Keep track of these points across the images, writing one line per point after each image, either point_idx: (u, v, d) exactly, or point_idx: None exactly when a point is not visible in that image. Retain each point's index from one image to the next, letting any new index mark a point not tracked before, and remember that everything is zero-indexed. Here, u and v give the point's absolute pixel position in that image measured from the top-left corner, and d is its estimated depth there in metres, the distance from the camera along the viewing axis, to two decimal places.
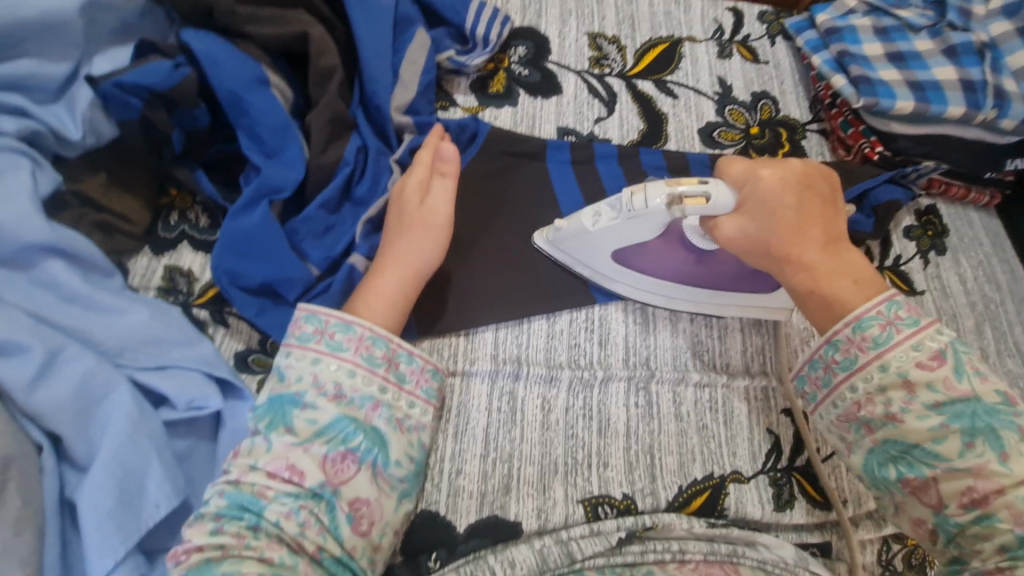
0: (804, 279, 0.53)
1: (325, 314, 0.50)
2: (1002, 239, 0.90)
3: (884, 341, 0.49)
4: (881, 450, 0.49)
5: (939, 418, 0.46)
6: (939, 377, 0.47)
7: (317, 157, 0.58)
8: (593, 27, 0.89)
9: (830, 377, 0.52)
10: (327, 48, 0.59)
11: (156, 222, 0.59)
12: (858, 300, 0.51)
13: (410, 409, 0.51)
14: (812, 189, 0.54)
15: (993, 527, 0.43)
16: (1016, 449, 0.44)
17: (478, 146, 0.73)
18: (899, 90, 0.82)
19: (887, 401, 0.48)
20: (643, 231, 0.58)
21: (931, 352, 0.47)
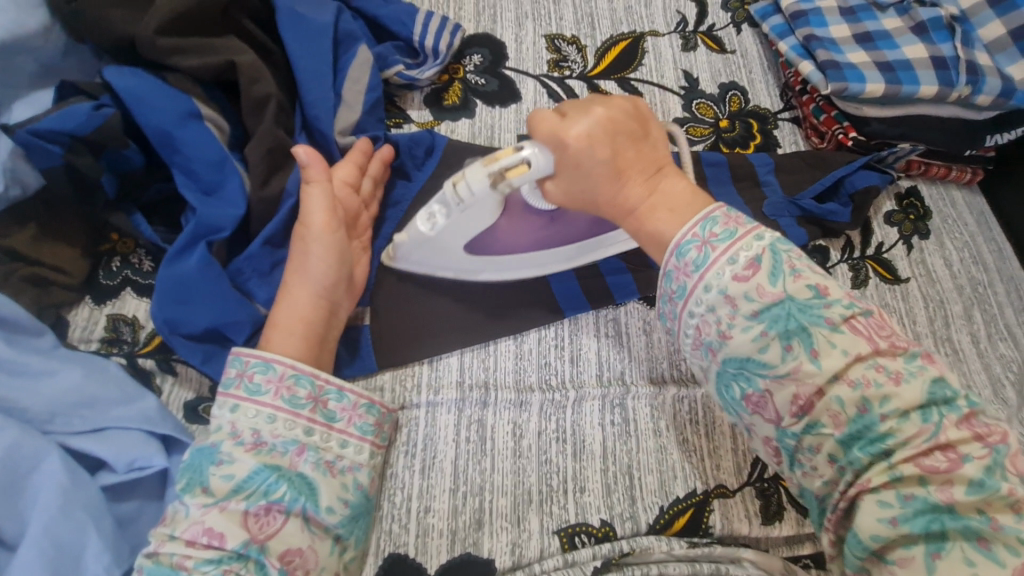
0: (631, 219, 0.51)
1: (244, 355, 0.49)
2: (988, 217, 0.88)
3: (704, 263, 0.45)
4: (722, 372, 0.45)
5: (759, 326, 0.43)
6: (753, 286, 0.44)
7: (258, 191, 0.55)
8: (551, 28, 0.87)
9: (674, 307, 0.47)
10: (261, 75, 0.56)
11: (97, 270, 0.56)
12: (673, 229, 0.48)
13: (343, 449, 0.50)
14: (621, 130, 0.50)
15: (821, 434, 0.42)
16: (827, 343, 0.42)
17: (436, 160, 0.68)
18: (868, 72, 0.78)
19: (716, 320, 0.44)
20: (482, 217, 0.55)
21: (745, 262, 0.44)
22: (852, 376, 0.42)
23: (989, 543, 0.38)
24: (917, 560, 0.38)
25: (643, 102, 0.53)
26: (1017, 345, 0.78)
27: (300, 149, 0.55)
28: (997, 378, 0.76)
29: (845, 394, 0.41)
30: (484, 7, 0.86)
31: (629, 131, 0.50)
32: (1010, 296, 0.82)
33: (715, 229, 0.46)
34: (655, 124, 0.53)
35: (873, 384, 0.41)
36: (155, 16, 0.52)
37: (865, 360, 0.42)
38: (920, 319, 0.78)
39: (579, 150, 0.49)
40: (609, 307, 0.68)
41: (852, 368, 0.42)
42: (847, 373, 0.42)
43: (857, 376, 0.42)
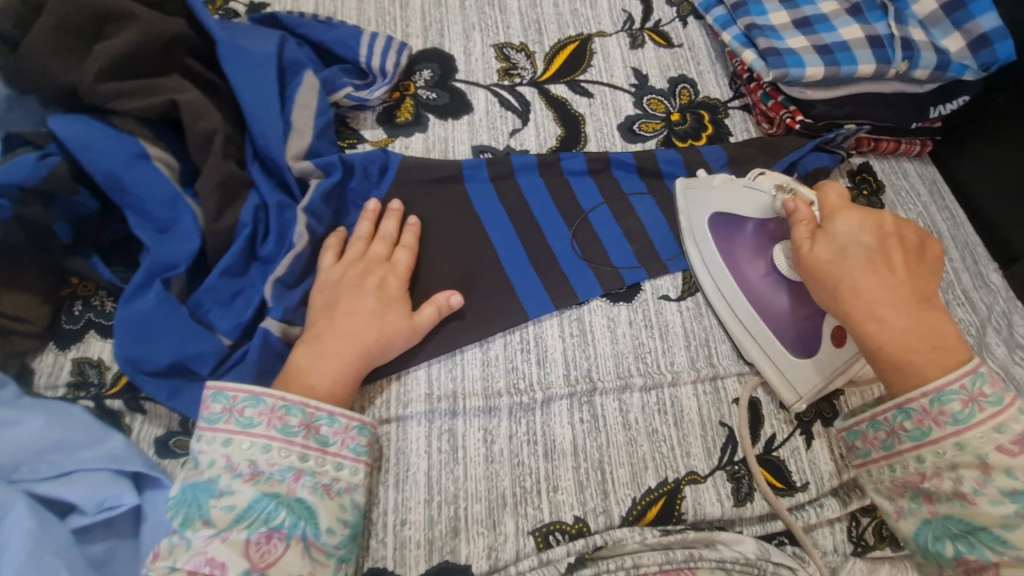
0: (873, 323, 0.55)
1: (231, 391, 0.51)
2: (939, 183, 0.93)
3: (964, 419, 0.51)
4: (943, 522, 0.52)
5: (1012, 504, 0.48)
6: (1016, 464, 0.49)
7: (212, 224, 0.56)
8: (498, 38, 0.88)
9: (897, 443, 0.55)
10: (204, 111, 0.57)
11: (60, 315, 0.57)
12: (934, 371, 0.53)
13: (338, 472, 0.53)
14: (901, 242, 0.58)
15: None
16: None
17: (390, 178, 0.71)
18: (807, 56, 0.79)
19: (956, 478, 0.51)
20: (749, 207, 0.67)
21: (1011, 436, 0.50)
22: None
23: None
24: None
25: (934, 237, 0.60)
26: (974, 309, 0.81)
27: (459, 297, 0.64)
28: None
29: None
30: (431, 21, 0.87)
31: (907, 248, 0.58)
32: (966, 262, 0.86)
33: (982, 389, 0.51)
34: (932, 258, 0.59)
35: None
36: (95, 63, 0.53)
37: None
38: None
39: (851, 238, 0.58)
40: (574, 307, 0.69)
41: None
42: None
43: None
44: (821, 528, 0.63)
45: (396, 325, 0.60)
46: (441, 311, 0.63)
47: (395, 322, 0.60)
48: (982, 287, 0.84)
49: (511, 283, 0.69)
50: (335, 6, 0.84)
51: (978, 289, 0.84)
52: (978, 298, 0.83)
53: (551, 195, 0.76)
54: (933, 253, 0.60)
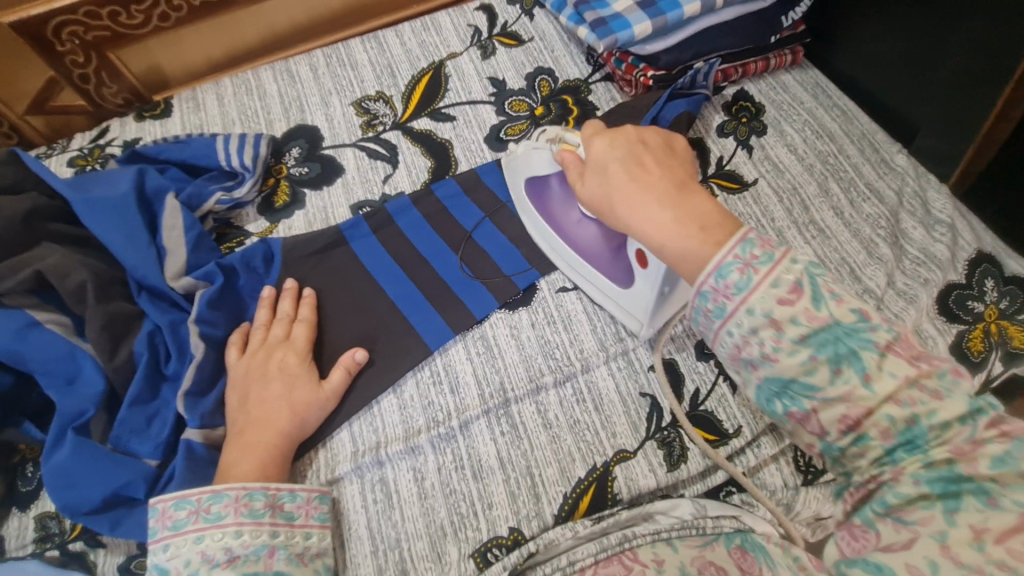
0: (647, 225, 0.45)
1: (194, 494, 0.53)
2: (822, 83, 0.91)
3: (745, 285, 0.40)
4: (764, 388, 0.41)
5: (807, 350, 0.39)
6: (800, 310, 0.39)
7: (109, 364, 0.61)
8: (355, 94, 0.92)
9: (709, 323, 0.43)
10: (70, 268, 0.62)
11: (16, 480, 0.63)
12: (708, 249, 0.42)
13: (307, 540, 0.56)
14: (644, 143, 0.51)
15: (868, 446, 0.38)
16: (878, 368, 0.37)
17: (276, 265, 0.74)
18: (632, 15, 0.81)
19: (759, 342, 0.40)
20: (542, 165, 0.70)
21: (789, 286, 0.40)
22: (900, 396, 0.37)
23: (998, 499, 0.34)
24: (937, 518, 0.35)
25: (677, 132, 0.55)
26: (883, 200, 0.79)
27: (361, 350, 0.67)
28: (868, 240, 0.76)
29: (895, 412, 0.37)
30: (289, 101, 0.91)
31: (653, 146, 0.51)
32: (866, 152, 0.83)
33: (754, 252, 0.41)
34: (685, 151, 0.53)
35: (920, 402, 0.37)
36: None
37: (911, 381, 0.37)
38: (777, 213, 0.79)
39: (601, 157, 0.51)
40: (475, 327, 0.72)
41: (901, 389, 0.37)
42: (897, 394, 0.37)
43: (905, 396, 0.37)
44: (764, 468, 0.64)
45: (303, 396, 0.63)
46: (348, 372, 0.66)
47: (302, 394, 0.63)
48: (888, 173, 0.81)
49: (411, 325, 0.71)
50: (200, 119, 0.90)
51: (885, 176, 0.81)
52: (887, 185, 0.80)
53: (431, 227, 0.78)
54: (686, 149, 0.53)
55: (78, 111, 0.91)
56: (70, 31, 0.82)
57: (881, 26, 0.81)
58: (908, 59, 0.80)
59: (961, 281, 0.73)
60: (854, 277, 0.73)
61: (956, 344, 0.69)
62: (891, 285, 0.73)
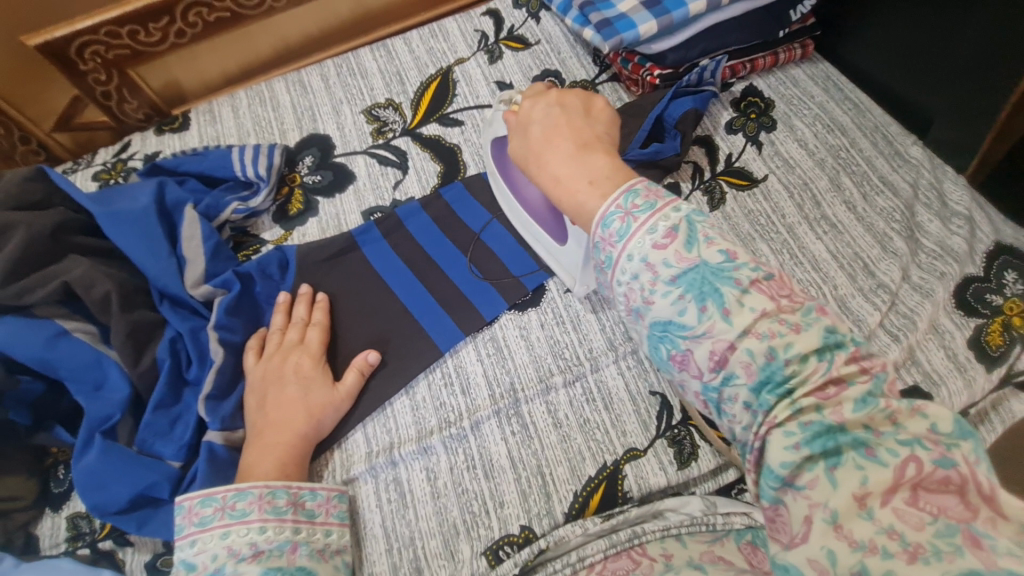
0: (549, 179, 0.51)
1: (219, 492, 0.55)
2: (834, 76, 0.90)
3: (626, 231, 0.44)
4: (650, 334, 0.43)
5: (676, 288, 0.41)
6: (672, 253, 0.42)
7: (134, 370, 0.64)
8: (366, 102, 0.94)
9: (603, 275, 0.46)
10: (96, 279, 0.65)
11: (49, 482, 0.66)
12: (594, 201, 0.47)
13: (327, 537, 0.58)
14: (565, 108, 0.56)
15: (737, 387, 0.39)
16: (737, 302, 0.39)
17: (292, 271, 0.76)
18: (637, 15, 0.81)
19: (641, 288, 0.42)
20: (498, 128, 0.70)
21: (665, 231, 0.43)
22: (759, 329, 0.39)
23: (875, 449, 0.35)
24: (822, 480, 0.35)
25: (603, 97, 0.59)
26: (897, 193, 0.78)
27: (374, 352, 0.68)
28: (882, 233, 0.75)
29: (755, 346, 0.38)
30: (302, 111, 0.94)
31: (572, 111, 0.56)
32: (879, 145, 0.82)
33: (637, 202, 0.45)
34: (608, 117, 0.57)
35: (777, 335, 0.38)
36: None
37: (771, 315, 0.39)
38: (788, 209, 0.78)
39: (526, 118, 0.57)
40: (484, 328, 0.73)
41: (759, 322, 0.39)
42: (756, 327, 0.39)
43: (763, 328, 0.39)
44: None
45: (318, 399, 0.65)
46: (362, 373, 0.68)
47: (317, 396, 0.65)
48: (902, 165, 0.80)
49: (423, 326, 0.72)
50: (217, 131, 0.92)
51: (900, 168, 0.80)
52: (901, 177, 0.79)
53: (440, 229, 0.79)
54: (606, 113, 0.57)
55: (102, 127, 0.94)
56: (93, 50, 0.85)
57: (892, 21, 0.80)
58: (919, 53, 0.79)
59: (980, 274, 0.71)
60: (868, 272, 0.72)
61: (975, 338, 0.67)
62: (906, 279, 0.71)
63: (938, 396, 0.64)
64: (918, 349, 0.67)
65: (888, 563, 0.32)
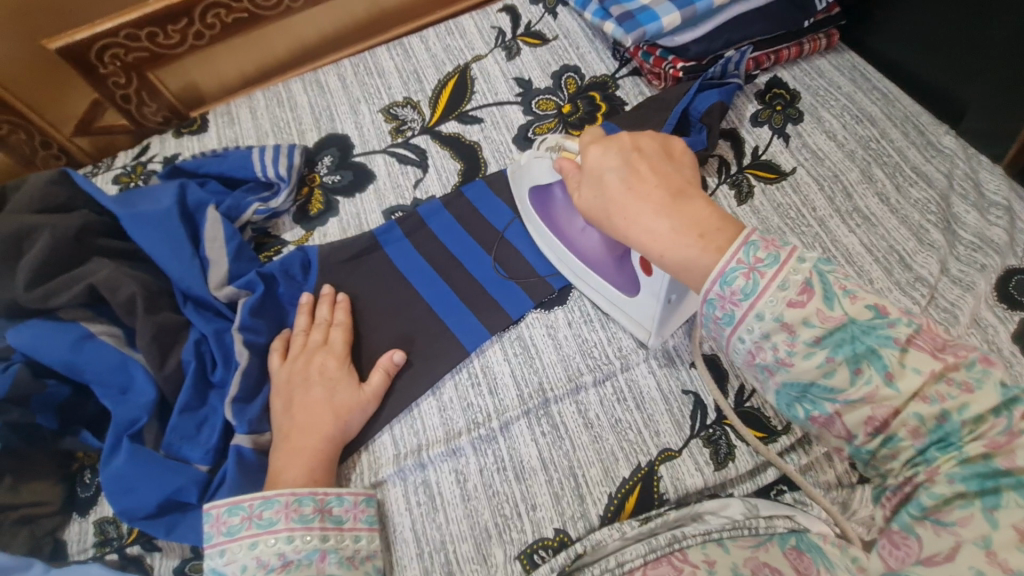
0: (641, 234, 0.45)
1: (245, 501, 0.54)
2: (860, 65, 0.88)
3: (753, 290, 0.40)
4: (786, 393, 0.41)
5: (823, 351, 0.38)
6: (813, 312, 0.39)
7: (159, 373, 0.63)
8: (384, 101, 0.93)
9: (719, 331, 0.42)
10: (120, 281, 0.64)
11: (75, 487, 0.66)
12: (709, 256, 0.42)
13: (357, 543, 0.57)
14: (641, 151, 0.49)
15: (900, 447, 0.37)
16: (899, 365, 0.37)
17: (314, 272, 0.75)
18: (660, 7, 0.80)
19: (773, 347, 0.40)
20: (544, 175, 0.67)
21: (798, 287, 0.39)
22: (926, 392, 0.36)
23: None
24: (977, 518, 0.33)
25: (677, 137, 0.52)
26: (931, 183, 0.76)
27: (399, 352, 0.67)
28: (917, 226, 0.72)
29: (923, 409, 0.36)
30: (320, 111, 0.93)
31: (649, 153, 0.49)
32: (910, 135, 0.80)
33: (759, 254, 0.40)
34: (687, 157, 0.51)
35: (948, 397, 0.36)
36: (22, 275, 0.62)
37: (938, 376, 0.36)
38: (818, 202, 0.76)
39: (597, 166, 0.49)
40: (511, 327, 0.72)
41: (926, 385, 0.36)
42: (924, 390, 0.36)
43: (932, 392, 0.36)
44: (817, 466, 0.62)
45: (345, 401, 0.64)
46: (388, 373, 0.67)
47: (344, 398, 0.64)
48: (935, 155, 0.78)
49: (447, 326, 0.71)
50: (235, 132, 0.92)
51: (933, 158, 0.78)
52: (935, 167, 0.77)
53: (463, 229, 0.78)
54: (686, 154, 0.51)
55: (122, 131, 0.95)
56: (112, 53, 0.85)
57: (918, 14, 0.79)
58: (949, 44, 0.77)
59: (1022, 265, 0.69)
60: (904, 265, 0.70)
61: (1020, 331, 0.65)
62: (944, 272, 0.69)
63: None
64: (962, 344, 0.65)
65: None
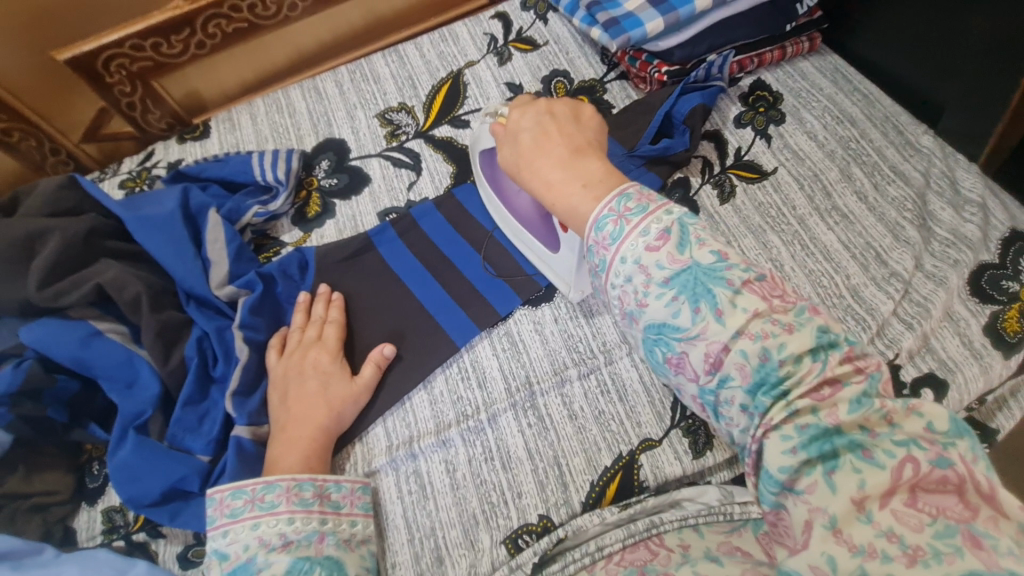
0: (541, 184, 0.53)
1: (249, 485, 0.57)
2: (842, 67, 0.90)
3: (618, 235, 0.46)
4: (645, 337, 0.45)
5: (669, 291, 0.43)
6: (664, 255, 0.44)
7: (164, 368, 0.67)
8: (379, 106, 0.96)
9: (600, 280, 0.48)
10: (127, 281, 0.68)
11: (84, 477, 0.69)
12: (589, 203, 0.49)
13: (353, 527, 0.60)
14: (554, 115, 0.57)
15: (732, 389, 0.41)
16: (730, 303, 0.41)
17: (312, 272, 0.78)
18: (644, 14, 0.82)
19: (634, 291, 0.44)
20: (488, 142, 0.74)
21: (656, 233, 0.45)
22: (752, 329, 0.40)
23: (871, 451, 0.36)
24: (820, 484, 0.36)
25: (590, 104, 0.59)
26: (908, 181, 0.78)
27: (388, 345, 0.70)
28: (893, 223, 0.75)
29: (748, 347, 0.40)
30: (318, 116, 0.96)
31: (560, 116, 0.56)
32: (889, 135, 0.82)
33: (630, 205, 0.47)
34: (595, 121, 0.57)
35: (771, 335, 0.40)
36: (34, 276, 0.65)
37: (763, 315, 0.41)
38: (798, 200, 0.78)
39: (515, 128, 0.57)
40: (499, 323, 0.74)
41: (752, 322, 0.41)
42: (749, 328, 0.40)
43: (756, 328, 0.40)
44: None
45: (340, 393, 0.67)
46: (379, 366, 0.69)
47: (337, 390, 0.67)
48: (913, 154, 0.80)
49: (438, 322, 0.74)
50: (236, 138, 0.95)
51: (911, 157, 0.80)
52: (913, 166, 0.79)
53: (453, 228, 0.81)
54: (595, 118, 0.58)
55: (128, 137, 0.98)
56: (118, 63, 0.88)
57: (896, 18, 0.82)
58: (926, 46, 0.79)
59: (996, 261, 0.71)
60: (880, 261, 0.72)
61: (991, 325, 0.67)
62: (919, 267, 0.72)
63: (954, 383, 0.64)
64: (932, 337, 0.67)
65: (888, 567, 0.32)
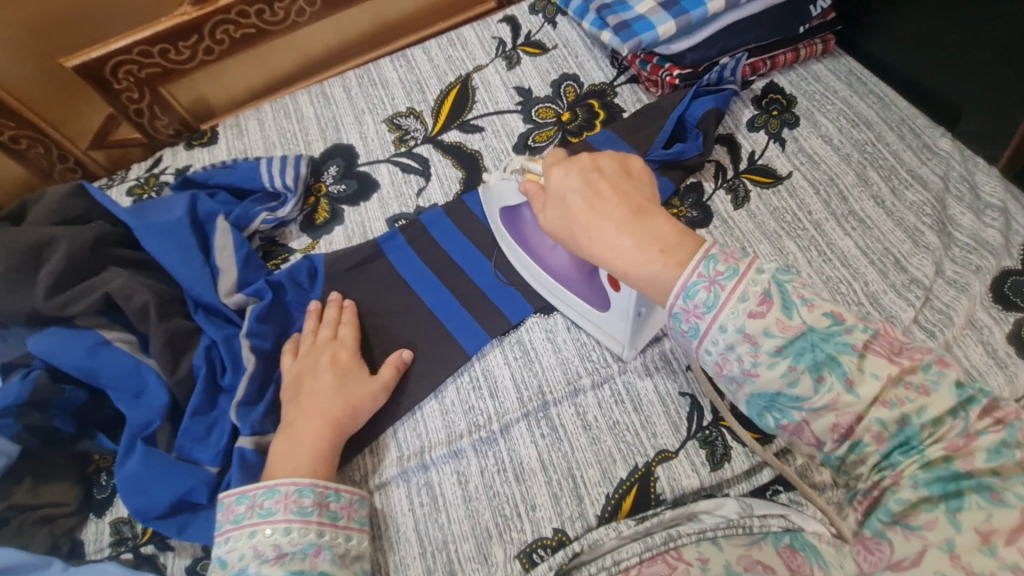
0: (605, 251, 0.49)
1: (250, 490, 0.56)
2: (857, 70, 0.89)
3: (715, 303, 0.43)
4: (754, 402, 0.44)
5: (785, 360, 0.42)
6: (772, 321, 0.42)
7: (172, 378, 0.66)
8: (387, 111, 0.95)
9: (689, 344, 0.45)
10: (134, 289, 0.67)
11: (92, 488, 0.68)
12: (671, 271, 0.45)
13: (349, 542, 0.58)
14: (600, 171, 0.52)
15: (866, 452, 0.41)
16: (858, 370, 0.41)
17: (320, 281, 0.77)
18: (656, 17, 0.82)
19: (739, 359, 0.43)
20: (510, 197, 0.70)
21: (758, 297, 0.43)
22: (886, 397, 0.40)
23: (1001, 493, 0.37)
24: (941, 520, 0.38)
25: (635, 156, 0.56)
26: (926, 186, 0.76)
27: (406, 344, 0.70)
28: (913, 228, 0.73)
29: (884, 414, 0.40)
30: (325, 122, 0.95)
31: (608, 172, 0.52)
32: (906, 138, 0.81)
33: (718, 267, 0.44)
34: (645, 174, 0.54)
35: (906, 400, 0.40)
36: (40, 285, 0.65)
37: (896, 379, 0.40)
38: (814, 205, 0.77)
39: (559, 187, 0.52)
40: (511, 331, 0.73)
41: (884, 389, 0.40)
42: (883, 395, 0.40)
43: (889, 395, 0.40)
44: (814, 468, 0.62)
45: (354, 391, 0.65)
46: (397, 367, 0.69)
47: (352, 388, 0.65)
48: (931, 158, 0.79)
49: (449, 330, 0.73)
50: (244, 144, 0.95)
51: (929, 160, 0.78)
52: (931, 169, 0.78)
53: (463, 235, 0.80)
54: (644, 171, 0.54)
55: (135, 143, 0.98)
56: (127, 70, 0.88)
57: (911, 21, 0.81)
58: (941, 51, 0.78)
59: (1019, 267, 0.69)
60: (900, 267, 0.71)
61: (1015, 333, 0.66)
62: (940, 274, 0.70)
63: None
64: (956, 345, 0.66)
65: None
